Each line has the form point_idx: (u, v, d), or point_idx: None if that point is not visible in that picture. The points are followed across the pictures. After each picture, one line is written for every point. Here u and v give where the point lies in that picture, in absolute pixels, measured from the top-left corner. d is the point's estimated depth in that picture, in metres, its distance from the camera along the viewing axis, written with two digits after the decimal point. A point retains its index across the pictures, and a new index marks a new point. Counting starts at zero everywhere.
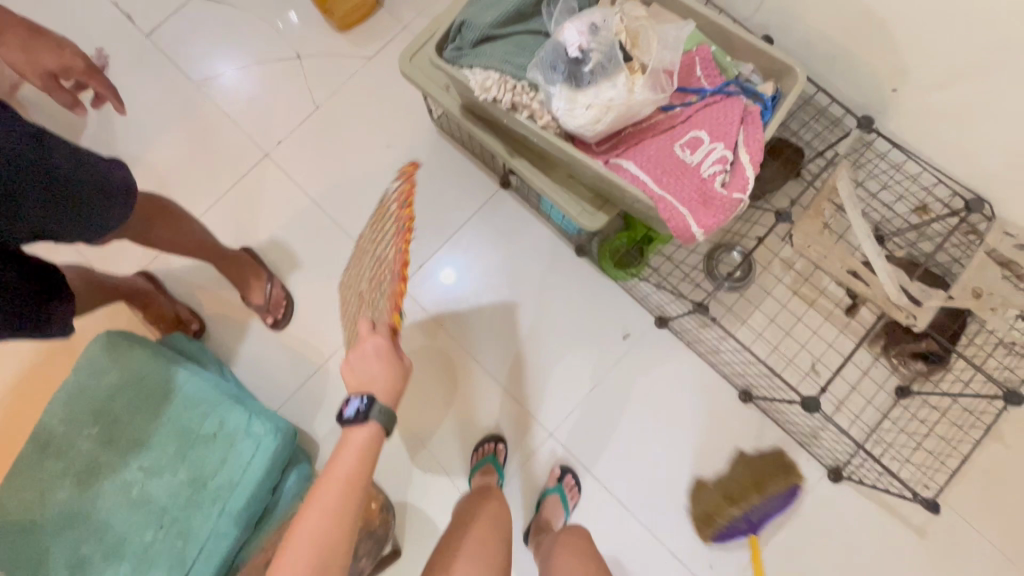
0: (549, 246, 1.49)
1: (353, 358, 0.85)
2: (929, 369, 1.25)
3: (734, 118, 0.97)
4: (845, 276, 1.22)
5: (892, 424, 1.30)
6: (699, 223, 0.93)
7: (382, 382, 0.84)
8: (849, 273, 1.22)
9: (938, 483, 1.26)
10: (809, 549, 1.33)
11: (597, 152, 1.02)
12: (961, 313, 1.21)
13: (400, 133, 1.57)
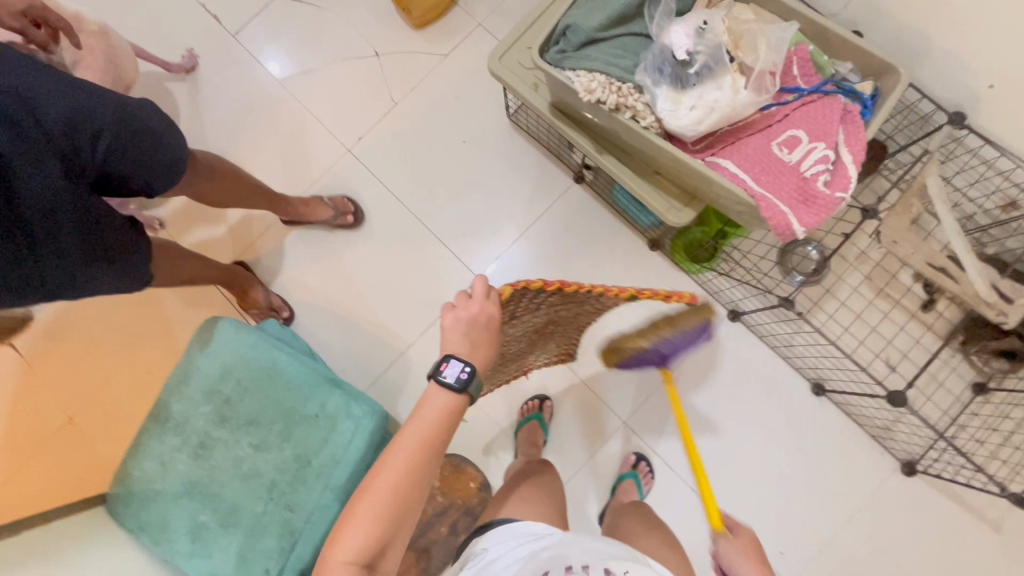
0: (622, 240, 1.53)
1: (456, 313, 0.77)
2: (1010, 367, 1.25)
3: (834, 117, 0.99)
4: (930, 271, 1.22)
5: (972, 420, 1.31)
6: (800, 221, 0.96)
7: (485, 353, 0.78)
8: (935, 268, 1.21)
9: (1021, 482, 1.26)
10: (879, 539, 1.37)
11: (692, 151, 1.04)
12: None
13: (475, 129, 1.62)
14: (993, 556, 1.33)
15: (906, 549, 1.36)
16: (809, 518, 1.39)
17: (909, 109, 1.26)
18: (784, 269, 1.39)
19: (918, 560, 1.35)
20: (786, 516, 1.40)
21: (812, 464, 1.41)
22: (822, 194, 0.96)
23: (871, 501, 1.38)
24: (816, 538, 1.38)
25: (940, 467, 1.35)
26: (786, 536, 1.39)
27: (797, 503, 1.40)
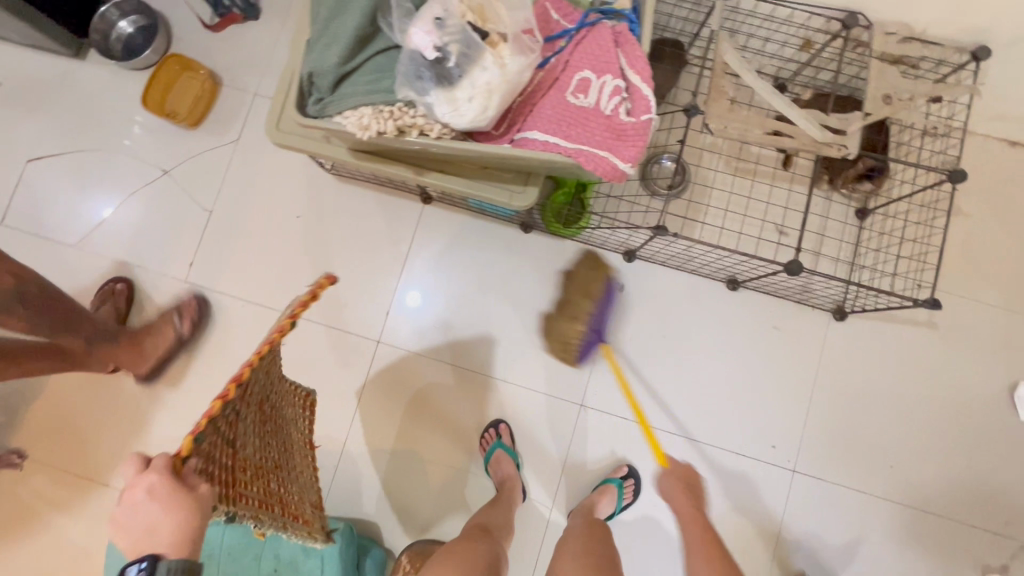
0: (496, 238, 1.49)
1: (125, 509, 0.68)
2: (876, 186, 1.33)
3: (609, 46, 0.97)
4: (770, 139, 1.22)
5: (869, 246, 1.38)
6: (623, 159, 0.94)
7: (172, 528, 0.68)
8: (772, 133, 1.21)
9: (930, 280, 1.35)
10: (845, 388, 1.42)
11: (498, 136, 0.98)
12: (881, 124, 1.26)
13: (303, 198, 1.50)
14: (936, 351, 1.42)
15: (870, 384, 1.42)
16: (780, 402, 1.42)
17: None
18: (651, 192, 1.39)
19: (884, 388, 1.42)
20: (761, 410, 1.42)
21: (760, 353, 1.44)
22: (631, 125, 0.94)
23: (823, 359, 1.43)
24: (794, 416, 1.42)
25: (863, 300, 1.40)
26: (768, 427, 1.42)
27: (764, 394, 1.43)
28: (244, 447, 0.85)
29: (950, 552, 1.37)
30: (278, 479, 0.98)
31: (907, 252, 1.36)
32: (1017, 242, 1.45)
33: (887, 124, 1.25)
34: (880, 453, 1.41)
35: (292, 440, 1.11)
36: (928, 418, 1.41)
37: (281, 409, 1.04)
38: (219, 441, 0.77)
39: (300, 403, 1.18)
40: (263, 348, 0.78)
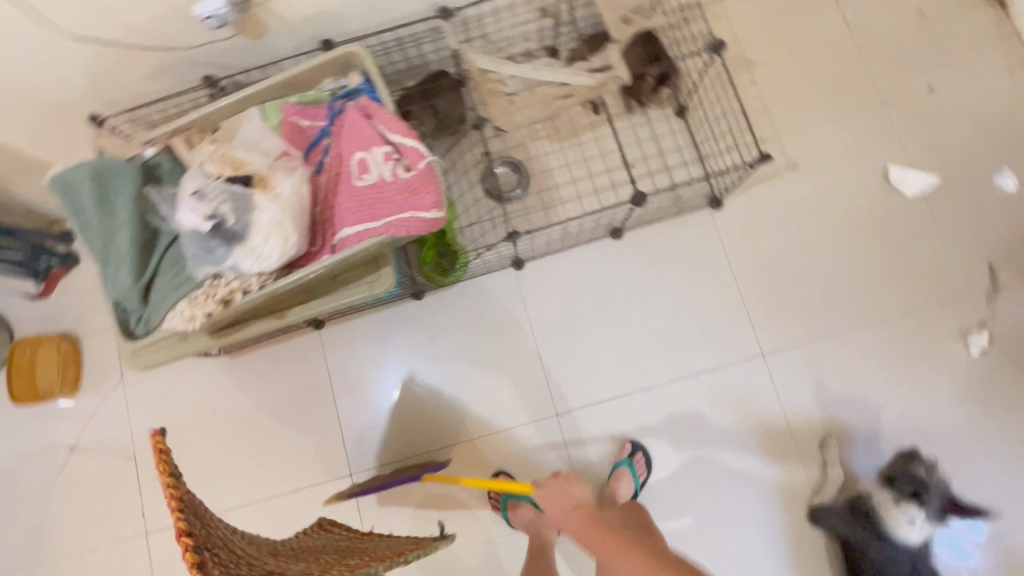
0: (401, 320, 1.50)
1: None
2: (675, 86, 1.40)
3: (363, 122, 1.00)
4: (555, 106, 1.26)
5: (700, 137, 1.47)
6: (426, 208, 0.94)
7: None
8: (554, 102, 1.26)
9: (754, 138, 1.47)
10: (761, 260, 1.47)
11: (318, 251, 1.00)
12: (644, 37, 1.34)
13: (211, 390, 1.48)
14: (811, 183, 1.49)
15: (779, 243, 1.47)
16: (718, 305, 1.46)
17: (416, 39, 1.31)
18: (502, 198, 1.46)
19: (792, 240, 1.47)
20: (706, 322, 1.46)
21: (674, 277, 1.48)
22: (416, 176, 0.95)
23: (727, 247, 1.48)
24: (736, 309, 1.45)
25: (727, 181, 1.47)
26: (722, 332, 1.45)
27: (700, 308, 1.46)
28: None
29: (928, 340, 1.42)
30: (343, 560, 0.96)
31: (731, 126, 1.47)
32: (815, 60, 1.55)
33: (654, 34, 1.36)
34: (824, 295, 1.45)
35: (343, 548, 1.07)
36: (841, 240, 1.46)
37: (303, 549, 1.02)
38: None
39: (318, 527, 1.18)
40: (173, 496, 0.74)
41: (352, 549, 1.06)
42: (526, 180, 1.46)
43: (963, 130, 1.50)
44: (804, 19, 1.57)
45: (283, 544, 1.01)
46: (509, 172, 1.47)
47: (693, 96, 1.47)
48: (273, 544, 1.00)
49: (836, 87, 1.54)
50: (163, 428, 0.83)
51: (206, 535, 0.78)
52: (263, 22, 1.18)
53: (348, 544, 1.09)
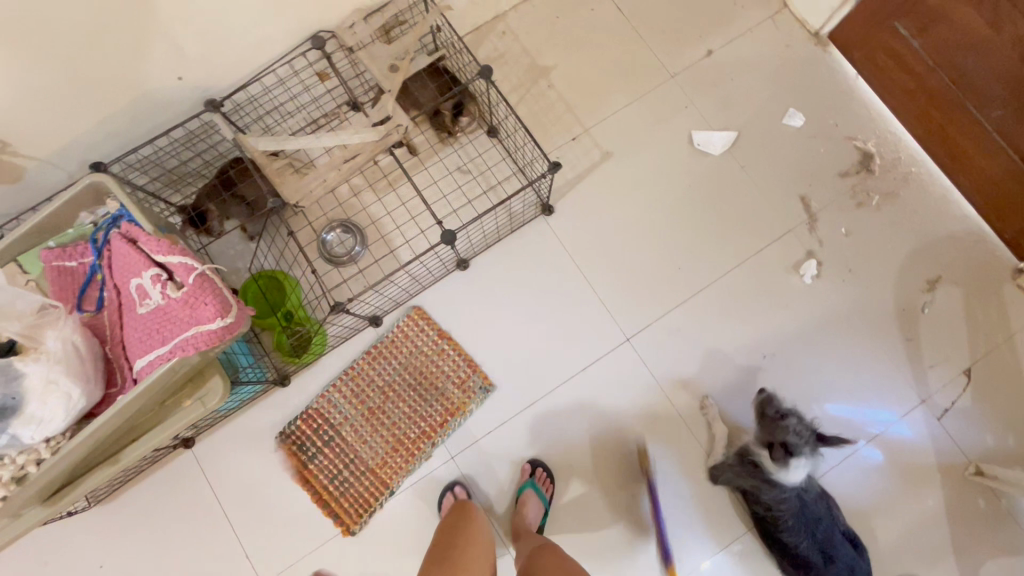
0: (275, 412, 1.44)
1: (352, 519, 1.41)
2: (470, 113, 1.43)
3: (127, 249, 0.96)
4: (348, 167, 1.26)
5: (513, 149, 1.50)
6: (209, 320, 0.91)
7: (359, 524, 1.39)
8: (347, 163, 1.26)
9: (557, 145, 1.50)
10: (604, 250, 1.52)
11: (119, 391, 0.96)
12: (426, 73, 1.36)
13: (93, 546, 1.38)
14: (629, 166, 1.56)
15: (615, 230, 1.53)
16: (577, 305, 1.50)
17: (203, 133, 1.30)
18: (341, 260, 1.44)
19: (626, 223, 1.53)
20: (570, 323, 1.49)
21: (531, 290, 1.50)
22: (189, 292, 0.92)
23: (570, 248, 1.52)
24: (594, 304, 1.50)
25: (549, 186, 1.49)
26: (587, 328, 1.49)
27: (561, 312, 1.50)
28: (375, 462, 1.42)
29: (769, 280, 1.51)
30: (418, 413, 1.44)
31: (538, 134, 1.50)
32: (602, 51, 1.63)
33: (438, 66, 1.38)
34: (667, 266, 1.52)
35: (421, 371, 1.46)
36: (668, 211, 1.54)
37: (395, 390, 1.45)
38: (350, 490, 1.40)
39: (404, 333, 1.47)
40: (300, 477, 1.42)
41: (428, 372, 1.46)
42: (361, 238, 1.43)
43: (746, 82, 1.61)
44: (582, 15, 1.65)
45: (377, 393, 1.45)
46: (342, 235, 1.45)
47: (496, 114, 1.49)
48: (370, 394, 1.45)
49: (627, 71, 1.62)
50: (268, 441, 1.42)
51: (323, 458, 1.42)
52: (11, 165, 1.12)
53: (420, 374, 1.46)
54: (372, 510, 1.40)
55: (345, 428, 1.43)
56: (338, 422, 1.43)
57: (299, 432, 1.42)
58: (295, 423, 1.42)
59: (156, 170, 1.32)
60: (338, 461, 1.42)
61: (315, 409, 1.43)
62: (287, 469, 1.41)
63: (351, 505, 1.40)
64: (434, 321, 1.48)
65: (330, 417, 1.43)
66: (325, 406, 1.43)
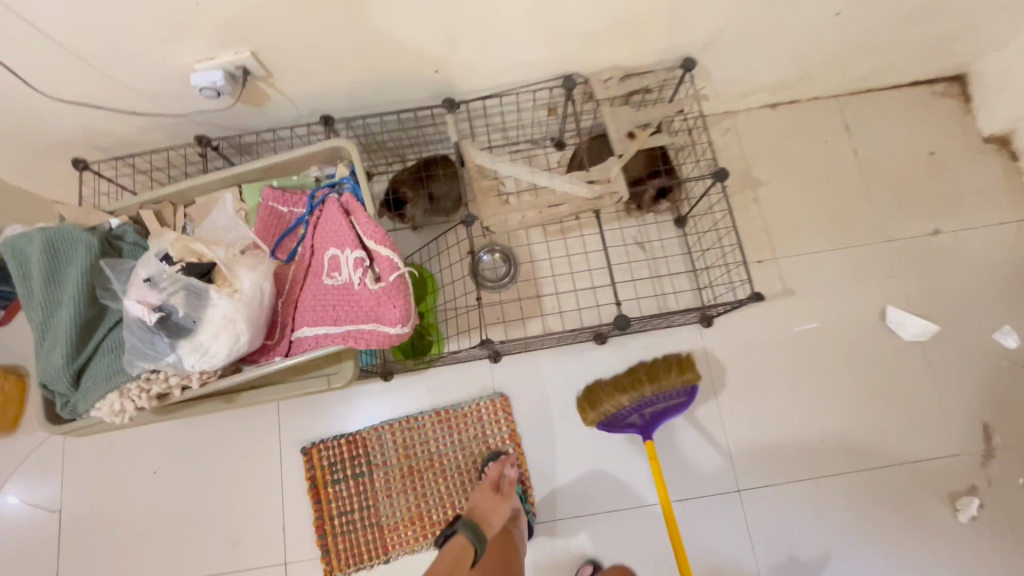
0: (346, 414, 1.41)
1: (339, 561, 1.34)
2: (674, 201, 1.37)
3: (341, 220, 0.95)
4: (546, 213, 1.22)
5: (700, 249, 1.42)
6: (389, 322, 0.89)
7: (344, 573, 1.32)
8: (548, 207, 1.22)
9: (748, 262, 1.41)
10: (746, 386, 1.41)
11: (275, 346, 0.95)
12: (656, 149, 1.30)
13: (157, 449, 1.39)
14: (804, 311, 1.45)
15: (765, 371, 1.41)
16: (698, 428, 1.38)
17: (426, 122, 1.33)
18: (487, 286, 1.41)
19: (780, 368, 1.41)
20: (683, 445, 1.38)
21: None
22: (385, 288, 0.89)
23: (713, 368, 1.42)
24: (715, 436, 1.38)
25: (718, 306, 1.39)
26: (698, 458, 1.37)
27: (679, 431, 1.38)
28: (387, 522, 1.34)
29: (915, 497, 1.34)
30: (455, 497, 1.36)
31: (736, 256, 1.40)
32: (820, 186, 1.54)
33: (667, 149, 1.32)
34: (804, 432, 1.38)
35: (477, 460, 1.37)
36: (828, 375, 1.41)
37: (442, 464, 1.37)
38: (350, 537, 1.33)
39: (480, 412, 1.38)
40: (314, 495, 1.35)
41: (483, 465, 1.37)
42: (515, 272, 1.40)
43: (965, 278, 1.46)
44: (813, 144, 1.57)
45: (423, 457, 1.37)
46: (501, 262, 1.42)
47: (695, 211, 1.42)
48: (419, 452, 1.38)
49: (838, 216, 1.51)
50: (305, 446, 1.38)
51: (343, 490, 1.36)
52: (263, 92, 1.16)
53: (474, 462, 1.37)
54: (361, 565, 1.32)
55: (376, 472, 1.37)
56: (377, 463, 1.37)
57: (338, 450, 1.38)
58: (339, 440, 1.38)
59: (367, 138, 1.35)
60: (355, 501, 1.35)
61: (361, 439, 1.38)
62: (308, 478, 1.36)
63: (345, 550, 1.33)
64: (510, 418, 1.39)
65: (369, 454, 1.37)
66: (372, 439, 1.38)
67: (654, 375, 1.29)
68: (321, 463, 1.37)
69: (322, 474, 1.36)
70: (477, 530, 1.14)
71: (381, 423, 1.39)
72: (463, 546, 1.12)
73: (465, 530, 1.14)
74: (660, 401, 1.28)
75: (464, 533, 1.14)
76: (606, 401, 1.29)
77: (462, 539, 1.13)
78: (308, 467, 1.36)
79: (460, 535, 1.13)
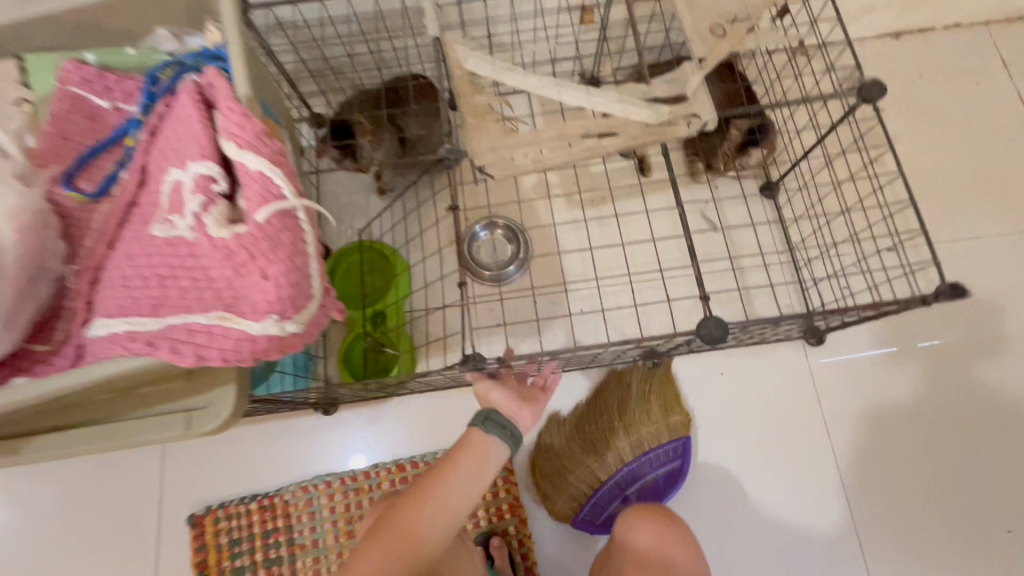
0: (262, 465, 0.92)
1: None
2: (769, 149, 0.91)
3: (191, 113, 0.49)
4: (578, 151, 0.71)
5: (795, 222, 0.99)
6: (250, 308, 0.40)
7: None
8: (585, 137, 0.71)
9: (869, 241, 0.97)
10: (876, 437, 0.92)
11: (52, 355, 0.49)
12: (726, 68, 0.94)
13: None
14: (962, 326, 0.96)
15: (903, 417, 0.93)
16: (804, 506, 0.89)
17: (394, 24, 0.88)
18: (482, 278, 0.94)
19: (927, 411, 0.93)
20: (781, 531, 0.88)
21: (738, 444, 0.92)
22: (232, 240, 0.40)
23: (824, 408, 0.93)
24: (831, 518, 0.89)
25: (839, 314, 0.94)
26: (806, 553, 0.87)
27: (774, 509, 0.89)
28: None
29: None
30: None
31: (893, 235, 0.97)
32: (971, 146, 1.06)
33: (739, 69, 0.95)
34: (971, 517, 0.89)
35: None
36: (1001, 427, 0.92)
37: None
38: None
39: None
40: None
41: None
42: (523, 256, 0.93)
43: None
44: (958, 89, 1.09)
45: None
46: (503, 243, 0.95)
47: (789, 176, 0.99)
48: None
49: (1001, 189, 1.03)
50: (193, 512, 0.89)
51: None
52: None
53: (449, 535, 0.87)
54: None
55: (303, 557, 0.89)
56: (303, 543, 0.89)
57: (243, 521, 0.89)
58: (247, 505, 0.90)
59: (306, 51, 0.89)
60: None
61: (281, 504, 0.90)
62: (194, 563, 0.87)
63: None
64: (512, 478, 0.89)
65: (292, 528, 0.89)
66: (299, 505, 0.90)
67: (630, 416, 0.89)
68: (217, 542, 0.88)
69: (216, 558, 0.88)
70: (518, 440, 0.61)
71: (315, 479, 0.91)
72: (488, 450, 0.59)
73: (492, 429, 0.60)
74: (643, 475, 0.88)
75: (492, 434, 0.60)
76: (564, 487, 0.88)
77: (488, 438, 0.59)
78: (196, 545, 0.88)
79: (480, 430, 0.60)
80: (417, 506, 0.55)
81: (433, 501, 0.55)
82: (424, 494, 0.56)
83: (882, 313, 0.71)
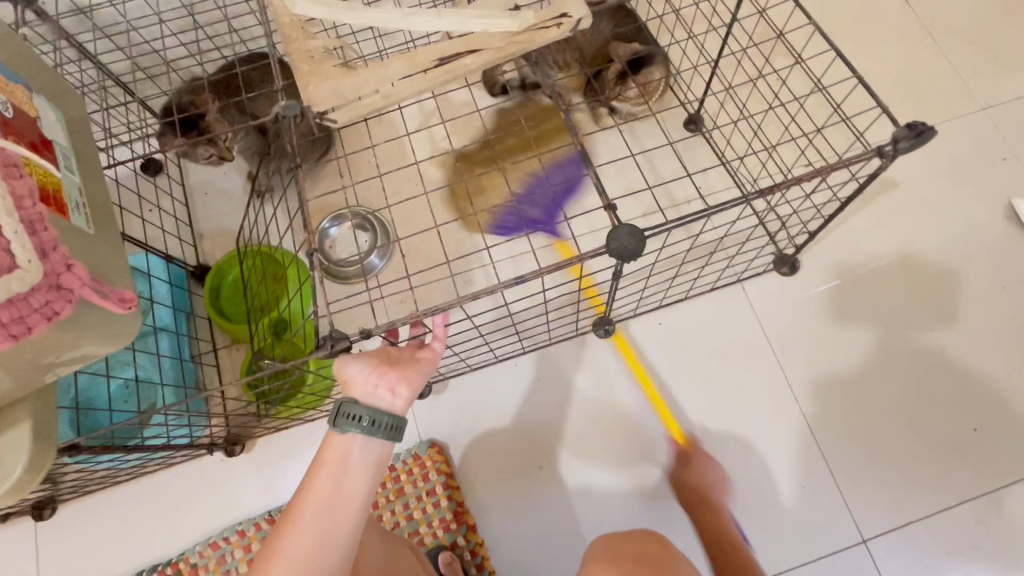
0: (160, 528, 0.77)
1: None
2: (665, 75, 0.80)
3: None
4: (435, 74, 0.59)
5: (738, 132, 0.85)
6: None
7: None
8: (441, 60, 0.59)
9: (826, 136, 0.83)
10: (854, 358, 0.81)
11: None
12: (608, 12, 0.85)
13: None
14: (920, 219, 0.86)
15: (872, 332, 0.82)
16: (781, 453, 0.78)
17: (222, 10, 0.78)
18: (352, 280, 0.81)
19: (903, 316, 0.83)
20: (760, 490, 0.77)
21: (704, 397, 0.80)
22: None
23: (791, 338, 0.82)
24: (821, 454, 0.77)
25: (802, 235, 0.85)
26: (789, 507, 0.76)
27: (739, 470, 0.77)
28: None
29: None
30: None
31: (846, 128, 0.84)
32: (895, 33, 0.96)
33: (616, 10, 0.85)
34: (973, 426, 0.78)
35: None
36: (987, 322, 0.82)
37: None
38: None
39: (403, 476, 0.77)
40: None
41: None
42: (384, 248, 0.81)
43: None
44: None
45: None
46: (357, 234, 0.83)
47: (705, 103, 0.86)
48: None
49: (936, 73, 0.93)
50: None
51: None
52: None
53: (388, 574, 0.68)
54: None
55: None
56: None
57: None
58: None
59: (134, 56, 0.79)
60: None
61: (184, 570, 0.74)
62: None
63: None
64: (452, 483, 0.77)
65: None
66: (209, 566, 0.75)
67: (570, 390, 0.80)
68: None
69: None
70: (396, 426, 0.45)
71: (225, 531, 0.76)
72: (350, 459, 0.45)
73: (349, 428, 0.45)
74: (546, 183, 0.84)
75: (352, 435, 0.45)
76: (526, 488, 0.78)
77: (345, 445, 0.44)
78: None
79: (336, 434, 0.45)
80: (277, 563, 0.41)
81: (295, 553, 0.41)
82: (282, 545, 0.41)
83: (865, 185, 0.59)
